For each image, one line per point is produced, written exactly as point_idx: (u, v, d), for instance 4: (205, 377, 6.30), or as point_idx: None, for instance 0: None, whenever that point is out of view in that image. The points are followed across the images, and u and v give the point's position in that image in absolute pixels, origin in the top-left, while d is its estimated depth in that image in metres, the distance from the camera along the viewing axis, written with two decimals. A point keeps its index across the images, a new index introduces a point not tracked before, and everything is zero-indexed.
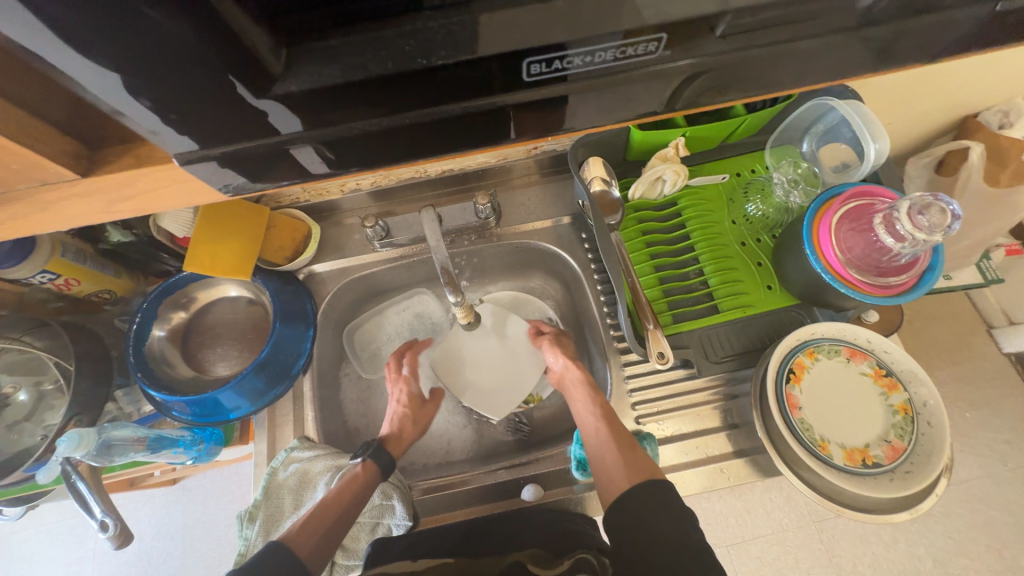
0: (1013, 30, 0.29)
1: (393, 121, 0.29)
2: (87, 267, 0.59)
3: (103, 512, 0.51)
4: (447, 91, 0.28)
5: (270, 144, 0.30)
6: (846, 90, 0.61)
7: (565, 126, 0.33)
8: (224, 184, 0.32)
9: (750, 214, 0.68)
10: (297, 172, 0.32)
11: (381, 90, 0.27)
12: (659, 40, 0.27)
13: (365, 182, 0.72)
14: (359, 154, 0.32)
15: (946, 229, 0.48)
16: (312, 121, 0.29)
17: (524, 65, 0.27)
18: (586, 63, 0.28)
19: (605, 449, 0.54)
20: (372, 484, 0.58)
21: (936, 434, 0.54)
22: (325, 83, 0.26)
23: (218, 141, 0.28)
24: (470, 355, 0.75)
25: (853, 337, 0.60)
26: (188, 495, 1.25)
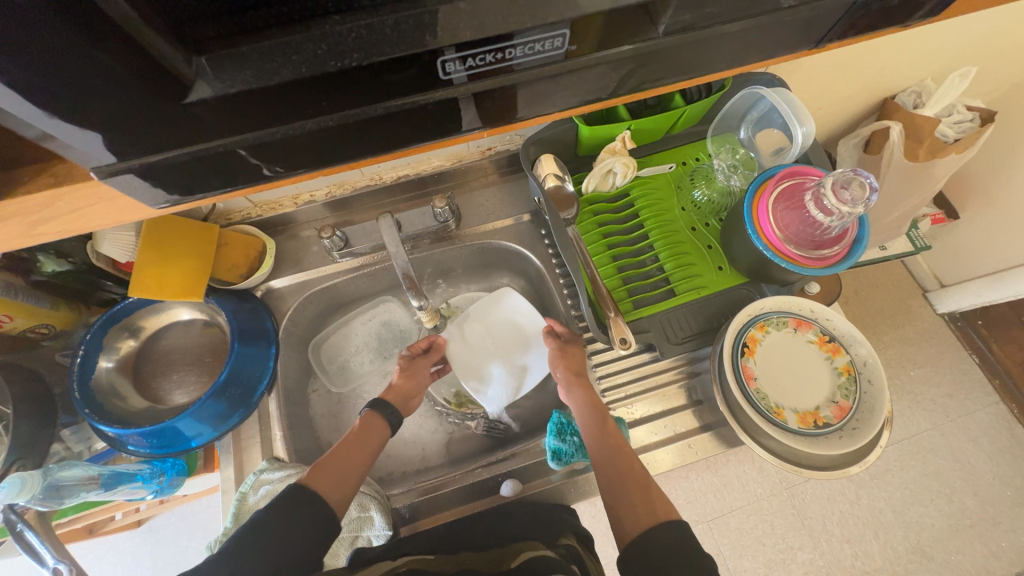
0: (889, 15, 0.33)
1: (320, 122, 0.29)
2: (20, 301, 0.56)
3: (56, 559, 0.47)
4: (381, 91, 0.29)
5: (193, 153, 0.29)
6: (772, 78, 0.65)
7: (517, 116, 0.34)
8: (160, 195, 0.31)
9: (697, 199, 0.71)
10: (235, 180, 0.32)
11: (302, 93, 0.27)
12: (562, 36, 0.28)
13: (321, 192, 0.73)
14: (298, 157, 0.32)
15: (866, 202, 0.52)
16: (234, 127, 0.28)
17: (440, 64, 0.28)
18: (502, 60, 0.29)
19: (619, 487, 0.53)
20: (382, 434, 0.61)
21: (876, 391, 0.59)
22: (248, 86, 0.26)
23: (141, 152, 0.28)
24: (479, 336, 0.75)
25: (798, 308, 0.64)
26: (155, 535, 1.18)
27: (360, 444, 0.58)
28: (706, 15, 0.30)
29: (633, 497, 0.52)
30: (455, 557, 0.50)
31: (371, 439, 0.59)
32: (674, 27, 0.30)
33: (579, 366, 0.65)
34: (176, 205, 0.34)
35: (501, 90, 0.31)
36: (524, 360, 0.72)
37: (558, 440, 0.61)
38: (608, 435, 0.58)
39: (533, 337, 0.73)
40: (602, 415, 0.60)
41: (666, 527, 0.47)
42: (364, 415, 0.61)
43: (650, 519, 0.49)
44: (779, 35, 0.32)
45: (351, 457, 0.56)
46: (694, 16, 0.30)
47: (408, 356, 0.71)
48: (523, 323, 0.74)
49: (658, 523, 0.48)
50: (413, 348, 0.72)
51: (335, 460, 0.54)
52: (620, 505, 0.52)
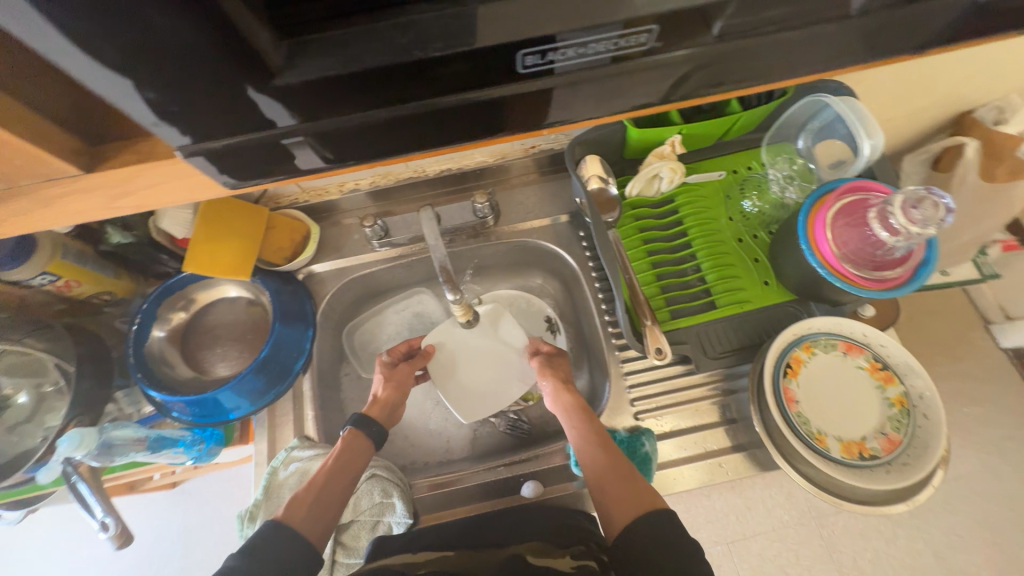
0: (997, 19, 0.30)
1: (392, 112, 0.30)
2: (88, 269, 0.61)
3: (104, 513, 0.51)
4: (443, 85, 0.29)
5: (261, 138, 0.30)
6: (840, 86, 0.62)
7: (544, 122, 0.33)
8: (226, 176, 0.32)
9: (746, 210, 0.69)
10: (295, 167, 0.33)
11: (378, 82, 0.28)
12: (651, 32, 0.27)
13: (365, 181, 0.74)
14: (356, 147, 0.32)
15: (939, 223, 0.48)
16: (305, 115, 0.29)
17: (519, 56, 0.28)
18: (546, 63, 0.28)
19: (603, 480, 0.52)
20: (364, 451, 0.60)
21: (933, 426, 0.55)
22: (328, 75, 0.27)
23: (216, 134, 0.29)
24: (463, 348, 0.73)
25: (849, 331, 0.61)
26: (188, 498, 1.25)
27: (342, 467, 0.57)
28: (787, 16, 0.28)
29: (617, 489, 0.50)
30: (475, 554, 0.50)
31: (354, 458, 0.59)
32: (740, 28, 0.28)
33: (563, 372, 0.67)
34: (239, 187, 0.35)
35: (534, 95, 0.31)
36: (507, 377, 0.72)
37: None
38: (593, 433, 0.57)
39: (517, 355, 0.72)
40: (585, 413, 0.60)
41: (650, 514, 0.46)
42: (347, 433, 0.60)
43: (636, 507, 0.47)
44: (859, 43, 0.30)
45: (332, 485, 0.55)
46: (768, 18, 0.28)
47: (389, 364, 0.70)
48: (508, 339, 0.73)
49: (641, 514, 0.46)
50: (393, 354, 0.72)
51: (315, 488, 0.54)
52: (605, 494, 0.51)
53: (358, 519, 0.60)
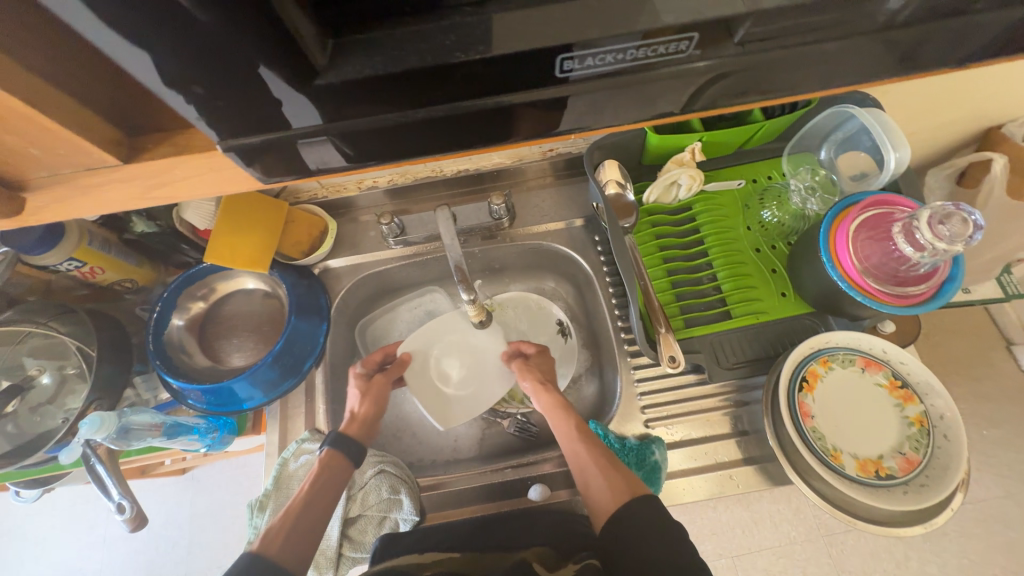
0: None
1: (434, 111, 0.29)
2: (111, 256, 0.62)
3: (120, 495, 0.52)
4: (473, 87, 0.28)
5: (281, 137, 0.30)
6: (866, 98, 0.61)
7: (556, 128, 0.33)
8: (263, 172, 0.33)
9: (765, 220, 0.67)
10: (315, 165, 0.33)
11: (423, 87, 0.28)
12: (690, 39, 0.27)
13: (383, 179, 0.75)
14: (381, 147, 0.32)
15: (967, 239, 0.47)
16: (332, 115, 0.29)
17: (557, 61, 0.27)
18: (561, 72, 0.28)
19: (589, 474, 0.53)
20: (343, 471, 0.57)
21: (953, 447, 0.53)
22: (370, 74, 0.27)
23: (246, 131, 0.29)
24: (440, 351, 0.73)
25: (868, 347, 0.60)
26: (196, 485, 1.27)
27: (320, 493, 0.54)
28: (823, 28, 0.28)
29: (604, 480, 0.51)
30: (482, 559, 0.50)
31: (331, 483, 0.56)
32: (767, 38, 0.28)
33: (545, 371, 0.67)
34: (274, 184, 0.35)
35: (548, 104, 0.30)
36: (484, 380, 0.71)
37: None
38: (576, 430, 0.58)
39: (494, 358, 0.72)
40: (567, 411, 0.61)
41: (636, 501, 0.47)
42: (323, 455, 0.57)
43: (625, 494, 0.48)
44: (888, 57, 0.30)
45: (308, 515, 0.52)
46: (804, 29, 0.28)
47: (366, 377, 0.67)
48: (486, 342, 0.73)
49: (626, 501, 0.47)
50: (368, 365, 0.69)
51: (291, 518, 0.51)
52: (593, 488, 0.52)
53: (364, 513, 0.60)
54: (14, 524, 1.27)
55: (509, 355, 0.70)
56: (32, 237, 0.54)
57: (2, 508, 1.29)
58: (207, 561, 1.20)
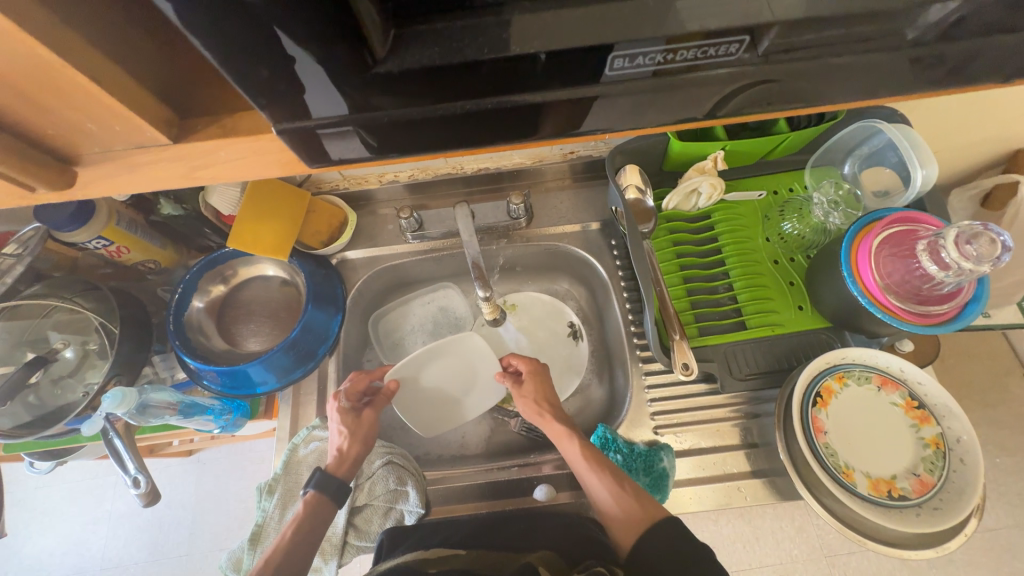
0: None
1: (482, 104, 0.29)
2: (137, 237, 0.64)
3: (137, 470, 0.54)
4: (511, 83, 0.28)
5: (303, 128, 0.30)
6: (894, 113, 0.61)
7: (577, 128, 0.33)
8: (315, 155, 0.32)
9: (786, 232, 0.67)
10: (336, 156, 0.32)
11: (473, 80, 0.28)
12: (741, 42, 0.27)
13: (405, 174, 0.76)
14: (415, 138, 0.31)
15: (994, 261, 0.47)
16: (358, 105, 0.28)
17: (609, 59, 0.27)
18: (595, 70, 0.28)
19: (609, 503, 0.53)
20: (326, 513, 0.55)
21: (969, 472, 0.52)
22: (421, 66, 0.27)
23: (286, 117, 0.29)
24: (430, 367, 0.70)
25: (886, 365, 0.59)
26: (202, 467, 1.29)
27: (303, 538, 0.53)
28: (866, 39, 0.28)
29: (625, 510, 0.51)
30: (488, 557, 0.51)
31: (319, 523, 0.54)
32: (809, 47, 0.28)
33: (541, 392, 0.65)
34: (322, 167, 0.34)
35: (574, 104, 0.31)
36: (477, 391, 0.72)
37: None
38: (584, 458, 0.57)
39: (486, 371, 0.72)
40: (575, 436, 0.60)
41: (661, 523, 0.48)
42: (308, 499, 0.55)
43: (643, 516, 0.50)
44: (918, 75, 0.30)
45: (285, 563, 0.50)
46: (848, 38, 0.28)
47: (351, 410, 0.63)
48: (477, 355, 0.72)
49: (646, 526, 0.49)
50: (352, 396, 0.64)
51: (271, 566, 0.50)
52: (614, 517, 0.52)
53: (370, 503, 0.61)
54: (23, 496, 1.29)
55: (501, 376, 0.68)
56: (65, 214, 0.56)
57: (13, 479, 1.32)
58: (208, 544, 1.21)
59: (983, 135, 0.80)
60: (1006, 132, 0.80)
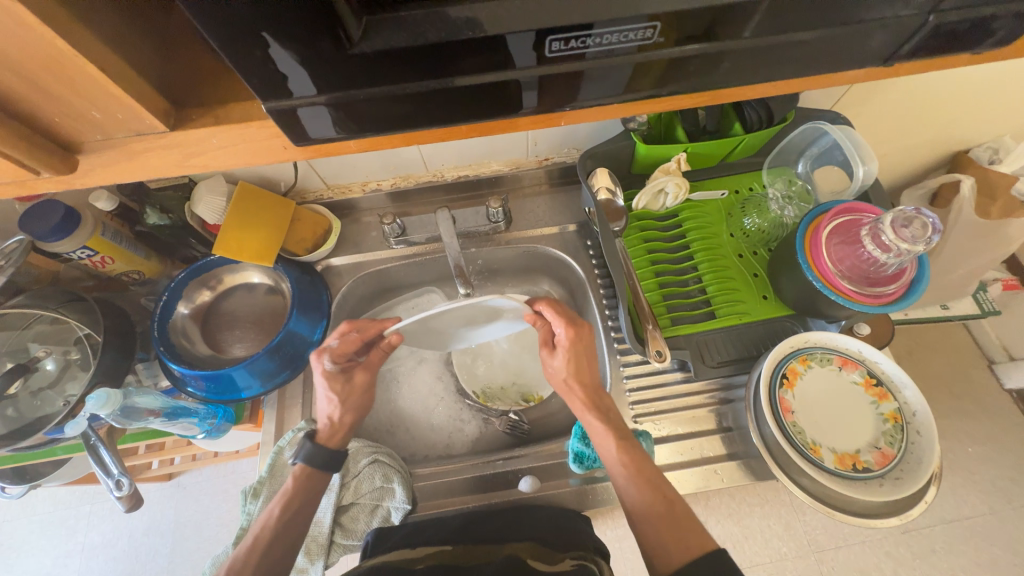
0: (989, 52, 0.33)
1: (473, 81, 0.29)
2: (121, 247, 0.65)
3: (120, 473, 0.54)
4: (474, 60, 0.27)
5: (282, 106, 0.28)
6: (837, 116, 0.66)
7: (577, 99, 0.32)
8: (306, 135, 0.30)
9: (747, 226, 0.71)
10: (312, 133, 0.30)
11: (461, 54, 0.27)
12: (653, 28, 0.27)
13: (387, 182, 0.79)
14: (406, 114, 0.30)
15: (927, 241, 0.51)
16: (335, 84, 0.27)
17: (546, 42, 0.27)
18: (579, 48, 0.28)
19: (645, 521, 0.52)
20: (317, 483, 0.58)
21: (925, 443, 0.56)
22: (402, 45, 0.26)
23: (270, 95, 0.27)
24: (442, 318, 0.66)
25: (845, 346, 0.63)
26: (182, 491, 1.26)
27: (299, 506, 0.56)
28: None
29: (661, 534, 0.50)
30: (474, 551, 0.52)
31: (309, 495, 0.57)
32: None
33: (579, 372, 0.63)
34: (315, 147, 0.32)
35: (563, 78, 0.30)
36: (486, 328, 0.73)
37: (583, 443, 0.63)
38: (620, 459, 0.57)
39: (502, 317, 0.70)
40: (614, 436, 0.58)
41: (705, 561, 0.45)
42: (296, 472, 0.57)
43: (698, 551, 0.47)
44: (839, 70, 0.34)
45: (282, 532, 0.54)
46: None
47: (340, 374, 0.63)
48: (497, 308, 0.66)
49: (692, 560, 0.47)
50: (339, 357, 0.63)
51: (260, 546, 0.53)
52: (648, 537, 0.51)
53: (357, 502, 0.62)
54: None
55: (530, 318, 0.65)
56: (50, 225, 0.57)
57: None
58: (188, 571, 1.17)
59: (921, 138, 0.88)
60: (941, 135, 0.87)
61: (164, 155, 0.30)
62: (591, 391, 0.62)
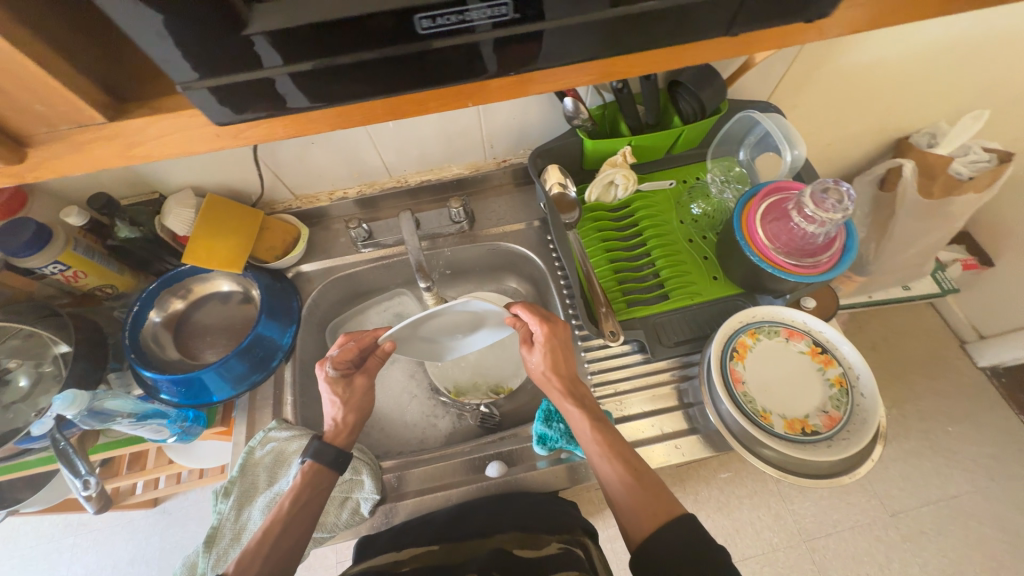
0: (851, 20, 0.36)
1: (452, 44, 0.31)
2: (94, 262, 0.67)
3: (88, 473, 0.56)
4: (380, 36, 0.29)
5: (258, 78, 0.30)
6: (768, 106, 0.70)
7: (537, 62, 0.34)
8: (223, 116, 0.32)
9: (695, 213, 0.76)
10: (285, 103, 0.33)
11: (379, 30, 0.29)
12: (505, 5, 0.29)
13: (353, 190, 0.82)
14: (337, 92, 0.32)
15: (846, 208, 0.55)
16: (318, 54, 0.30)
17: (415, 21, 0.29)
18: (484, 19, 0.29)
19: (619, 497, 0.54)
20: (322, 480, 0.59)
21: (869, 403, 0.59)
22: (290, 26, 0.28)
23: (223, 71, 0.29)
24: (431, 326, 0.68)
25: (791, 319, 0.66)
26: (168, 517, 1.24)
27: (305, 502, 0.58)
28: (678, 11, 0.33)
29: (636, 507, 0.52)
30: (459, 546, 0.57)
31: (317, 489, 0.59)
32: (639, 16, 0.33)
33: (558, 363, 0.64)
34: (257, 125, 0.34)
35: (518, 42, 0.32)
36: (474, 336, 0.75)
37: (546, 425, 0.65)
38: (599, 442, 0.58)
39: (491, 324, 0.73)
40: (589, 419, 0.60)
41: (675, 528, 0.48)
42: (306, 468, 0.59)
43: (663, 517, 0.50)
44: (727, 45, 0.36)
45: (291, 531, 0.56)
46: None
47: (342, 379, 0.65)
48: (482, 313, 0.69)
49: (660, 527, 0.49)
50: (340, 364, 0.65)
51: (270, 540, 0.54)
52: (620, 504, 0.53)
53: None
54: None
55: (510, 318, 0.67)
56: (21, 241, 0.59)
57: None
58: None
59: (862, 125, 0.93)
60: (879, 122, 0.93)
61: (108, 145, 0.33)
62: (567, 380, 0.64)
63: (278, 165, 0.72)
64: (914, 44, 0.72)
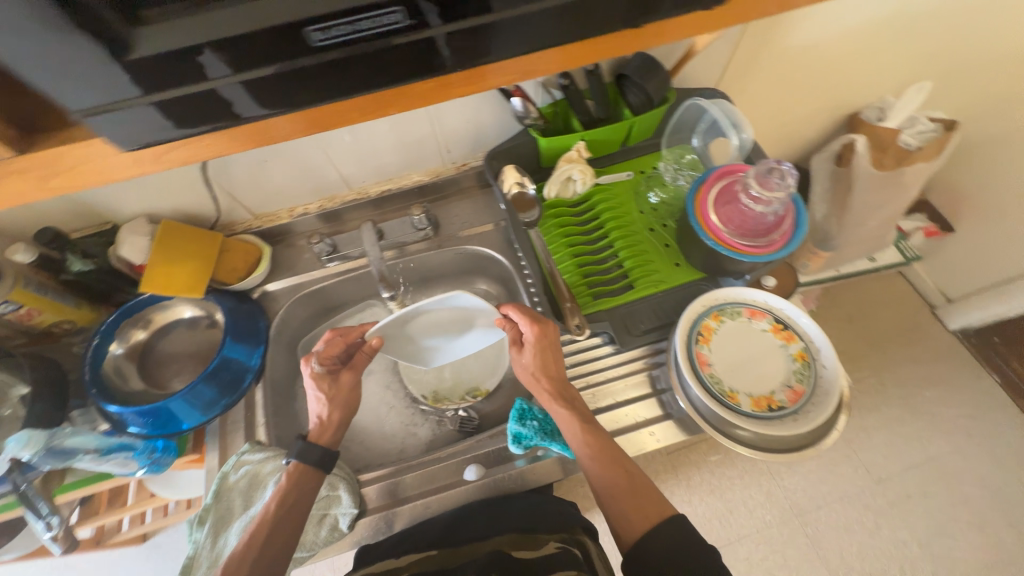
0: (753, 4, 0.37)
1: (409, 40, 0.31)
2: (48, 298, 0.65)
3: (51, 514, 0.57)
4: (286, 49, 0.29)
5: (199, 91, 0.30)
6: (713, 92, 0.73)
7: (488, 56, 0.34)
8: (135, 141, 0.32)
9: (654, 202, 0.78)
10: (236, 114, 0.33)
11: (279, 43, 0.29)
12: (397, 11, 0.29)
13: (314, 206, 0.82)
14: (298, 97, 0.33)
15: (788, 187, 0.57)
16: (275, 59, 0.30)
17: (306, 33, 0.29)
18: (381, 26, 0.29)
19: (609, 497, 0.54)
20: (311, 478, 0.59)
21: (830, 374, 0.60)
22: (183, 44, 0.28)
23: (165, 84, 0.29)
24: (418, 322, 0.68)
25: (751, 299, 0.67)
26: (158, 552, 1.21)
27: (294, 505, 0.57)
28: None
29: (627, 509, 0.53)
30: (458, 550, 0.55)
31: (304, 491, 0.58)
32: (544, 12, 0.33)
33: (546, 365, 0.64)
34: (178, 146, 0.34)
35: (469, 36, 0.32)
36: (464, 338, 0.74)
37: (520, 424, 0.65)
38: (591, 443, 0.58)
39: (481, 324, 0.72)
40: (579, 419, 0.60)
41: (669, 528, 0.49)
42: (292, 467, 0.58)
43: (654, 519, 0.51)
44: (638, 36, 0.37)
45: (278, 534, 0.55)
46: None
47: (328, 375, 0.65)
48: (469, 310, 0.69)
49: (652, 527, 0.50)
50: (326, 360, 0.66)
51: (258, 543, 0.54)
52: (608, 503, 0.54)
53: None
54: None
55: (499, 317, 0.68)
56: None
57: None
58: None
59: (812, 104, 0.95)
60: (827, 100, 0.95)
61: (25, 179, 0.33)
62: (556, 382, 0.64)
63: (232, 185, 0.71)
64: (847, 23, 0.74)
